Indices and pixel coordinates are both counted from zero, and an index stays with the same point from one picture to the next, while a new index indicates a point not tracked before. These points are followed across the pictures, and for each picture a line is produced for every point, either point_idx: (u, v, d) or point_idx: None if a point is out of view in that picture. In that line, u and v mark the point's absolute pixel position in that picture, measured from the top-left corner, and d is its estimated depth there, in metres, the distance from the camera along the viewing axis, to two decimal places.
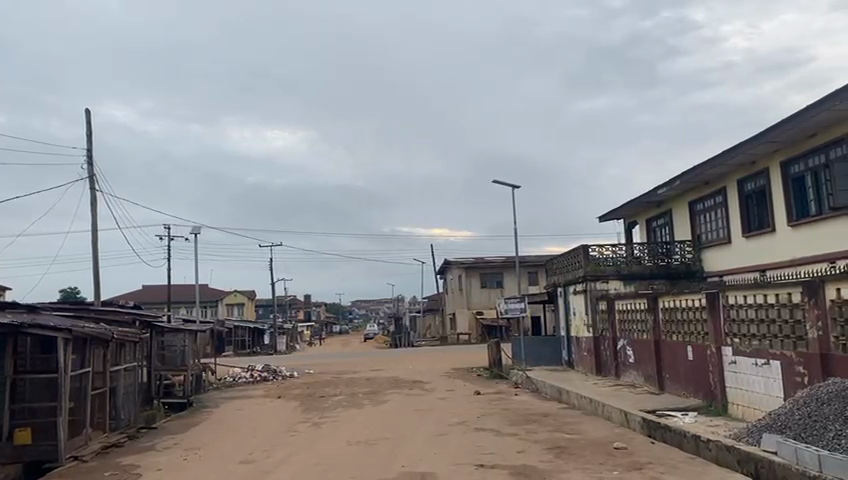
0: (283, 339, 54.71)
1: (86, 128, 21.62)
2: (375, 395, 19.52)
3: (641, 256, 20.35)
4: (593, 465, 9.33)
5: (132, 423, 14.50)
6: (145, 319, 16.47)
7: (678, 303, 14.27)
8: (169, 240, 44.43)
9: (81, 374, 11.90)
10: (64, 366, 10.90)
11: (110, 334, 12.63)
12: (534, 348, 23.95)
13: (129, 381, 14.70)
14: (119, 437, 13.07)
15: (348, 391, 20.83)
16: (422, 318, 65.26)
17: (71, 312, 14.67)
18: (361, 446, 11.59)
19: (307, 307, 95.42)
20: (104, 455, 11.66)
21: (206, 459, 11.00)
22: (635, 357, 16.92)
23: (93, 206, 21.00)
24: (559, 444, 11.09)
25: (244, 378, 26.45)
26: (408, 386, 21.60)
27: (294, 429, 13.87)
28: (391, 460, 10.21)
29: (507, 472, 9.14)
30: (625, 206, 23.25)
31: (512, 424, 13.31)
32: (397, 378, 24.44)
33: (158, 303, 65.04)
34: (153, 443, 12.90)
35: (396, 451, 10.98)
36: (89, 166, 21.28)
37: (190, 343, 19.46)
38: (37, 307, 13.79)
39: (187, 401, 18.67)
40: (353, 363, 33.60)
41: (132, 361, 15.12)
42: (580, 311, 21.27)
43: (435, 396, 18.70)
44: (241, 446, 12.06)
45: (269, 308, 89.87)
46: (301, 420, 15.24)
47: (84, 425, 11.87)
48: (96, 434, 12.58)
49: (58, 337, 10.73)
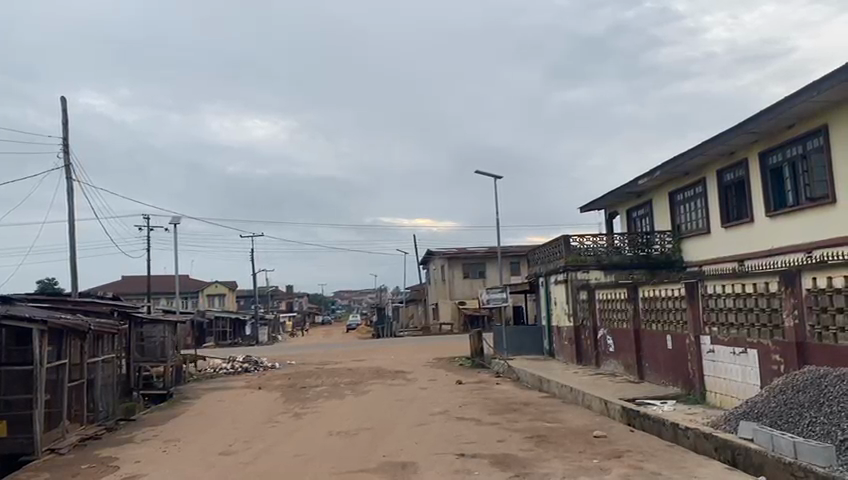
0: (265, 330, 54.47)
1: (63, 117, 21.24)
2: (357, 385, 19.49)
3: (622, 246, 20.49)
4: (573, 453, 9.39)
5: (111, 415, 14.38)
6: (123, 310, 16.22)
7: (657, 292, 14.39)
8: (149, 230, 44.13)
9: (57, 366, 11.73)
10: (41, 358, 10.74)
11: (87, 325, 12.47)
12: (516, 338, 24.04)
13: (108, 373, 14.56)
14: (97, 430, 12.93)
15: (330, 382, 20.77)
16: (405, 308, 65.40)
17: (48, 304, 14.41)
18: (341, 436, 11.58)
19: (289, 298, 95.35)
20: (82, 448, 11.53)
21: (185, 451, 10.90)
22: (615, 346, 17.09)
23: (70, 196, 20.67)
24: (539, 432, 11.14)
25: (225, 369, 26.30)
26: (390, 376, 21.61)
27: (274, 420, 13.82)
28: (372, 451, 10.19)
29: (488, 461, 9.16)
30: (606, 196, 23.36)
31: (493, 414, 13.35)
32: (379, 368, 24.46)
33: (138, 294, 64.47)
34: (132, 435, 12.78)
35: (378, 441, 10.98)
36: (66, 155, 20.93)
37: (170, 334, 19.19)
38: (12, 299, 13.54)
39: (167, 393, 18.50)
40: (335, 354, 33.51)
41: (111, 352, 14.96)
42: (561, 301, 21.36)
43: (417, 385, 18.72)
44: (222, 438, 11.96)
45: (251, 298, 89.62)
46: (283, 411, 15.17)
47: (61, 417, 11.73)
48: (73, 427, 12.44)
49: (34, 328, 10.52)
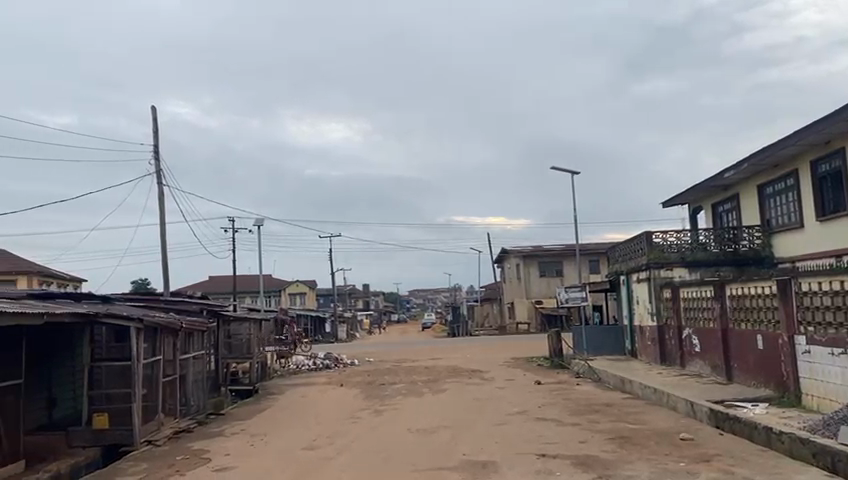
0: (343, 328, 55.56)
1: (153, 126, 22.36)
2: (434, 384, 19.62)
3: (707, 242, 19.76)
4: (658, 456, 9.13)
5: (202, 410, 15.03)
6: (212, 308, 17.00)
7: (746, 290, 13.76)
8: (233, 232, 45.58)
9: (152, 362, 12.35)
10: (137, 354, 11.34)
11: (179, 323, 13.09)
12: (596, 338, 23.56)
13: (198, 369, 15.25)
14: (189, 423, 13.53)
15: (408, 380, 21.01)
16: (480, 307, 65.28)
17: (142, 302, 15.24)
18: (421, 434, 11.69)
19: (365, 297, 97.02)
20: (175, 440, 12.11)
21: (271, 445, 11.28)
22: (701, 346, 16.48)
23: (161, 200, 21.76)
24: (622, 434, 10.89)
25: (307, 366, 27.05)
26: (467, 375, 21.66)
27: (355, 416, 14.11)
28: (452, 449, 10.27)
29: (570, 462, 9.04)
30: (689, 190, 22.56)
31: (573, 414, 13.15)
32: (455, 367, 24.54)
33: (224, 293, 67.18)
34: (221, 428, 13.33)
35: (457, 439, 11.03)
36: (156, 162, 22.04)
37: (255, 332, 19.93)
38: (111, 298, 14.38)
39: (253, 389, 19.16)
40: (412, 352, 33.87)
41: (201, 349, 15.67)
42: (643, 300, 20.77)
43: (494, 385, 18.65)
44: (305, 433, 12.31)
45: (328, 297, 91.76)
46: (363, 407, 15.48)
47: (156, 411, 12.39)
48: (167, 420, 13.10)
49: (132, 326, 11.12)
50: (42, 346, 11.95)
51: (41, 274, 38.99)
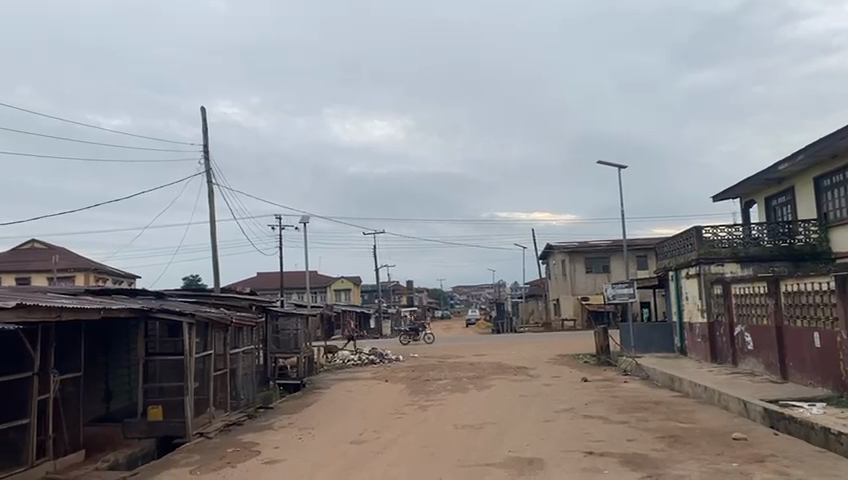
0: (388, 324, 55.92)
1: (203, 127, 22.89)
2: (479, 380, 19.61)
3: (760, 237, 19.20)
4: (709, 455, 8.94)
5: (251, 403, 15.34)
6: (260, 303, 17.33)
7: (802, 286, 13.32)
8: (279, 229, 45.37)
9: (203, 356, 12.65)
10: (189, 348, 11.63)
11: (229, 318, 13.39)
12: (644, 335, 23.16)
13: (248, 364, 15.55)
14: (239, 416, 13.84)
15: (453, 376, 21.05)
16: (525, 303, 64.83)
17: (193, 298, 15.64)
18: (467, 429, 11.70)
19: (409, 294, 97.42)
20: (227, 433, 12.39)
21: (319, 439, 11.46)
22: (754, 344, 16.04)
23: (210, 198, 22.26)
24: (672, 433, 10.67)
25: (353, 361, 27.35)
26: (512, 372, 21.57)
27: (401, 411, 14.22)
28: (499, 445, 10.25)
29: (617, 460, 8.94)
30: (741, 184, 21.95)
31: (621, 412, 12.96)
32: (501, 364, 24.46)
33: (271, 289, 68.38)
34: (271, 422, 13.60)
35: (503, 435, 11.01)
36: (206, 162, 22.55)
37: (303, 327, 20.25)
38: (164, 294, 14.78)
39: (301, 383, 19.47)
40: (457, 348, 33.89)
41: (250, 344, 15.99)
42: (693, 296, 20.30)
43: (540, 382, 18.51)
44: (351, 427, 12.45)
45: (373, 292, 92.47)
46: (408, 403, 15.60)
47: (208, 404, 12.70)
48: (218, 413, 13.41)
49: (184, 321, 11.41)
50: (100, 340, 12.37)
51: (97, 270, 40.41)
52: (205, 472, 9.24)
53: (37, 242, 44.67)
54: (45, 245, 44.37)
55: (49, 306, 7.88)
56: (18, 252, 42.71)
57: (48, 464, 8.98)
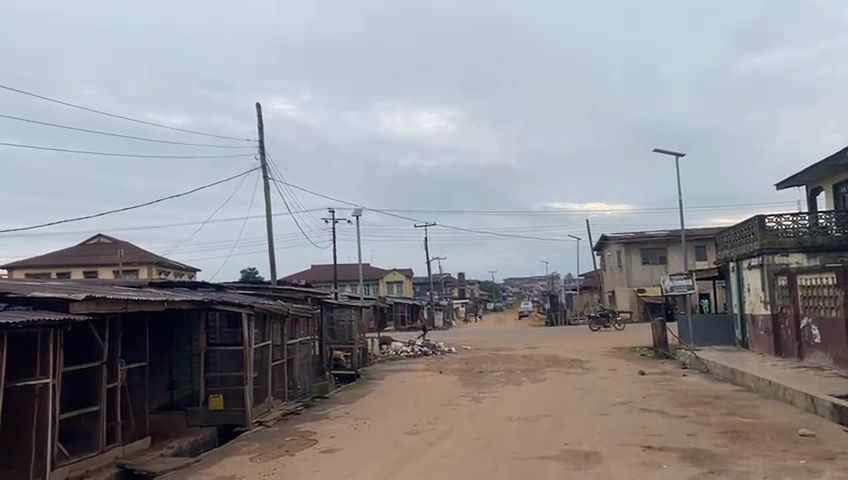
0: (441, 315, 56.01)
1: (258, 123, 23.34)
2: (533, 372, 19.47)
3: (828, 226, 18.53)
4: (774, 452, 8.65)
5: (308, 393, 15.64)
6: (315, 295, 17.64)
7: None
8: (334, 222, 44.81)
9: (261, 346, 12.97)
10: (248, 339, 11.96)
11: (286, 310, 13.66)
12: (703, 327, 22.56)
13: (304, 354, 15.88)
14: (296, 405, 14.14)
15: (506, 368, 20.97)
16: (579, 295, 64.01)
17: (252, 290, 16.05)
18: (521, 422, 11.65)
19: (461, 286, 97.42)
20: (285, 421, 12.68)
21: (375, 429, 11.60)
22: (821, 337, 15.44)
23: (266, 192, 22.72)
24: (734, 428, 10.39)
25: (406, 352, 27.56)
26: (567, 365, 21.33)
27: (455, 403, 14.26)
28: (554, 438, 10.16)
29: (677, 455, 8.74)
30: (806, 171, 21.10)
31: (680, 406, 12.68)
32: (555, 356, 24.23)
33: (324, 281, 69.47)
34: (327, 411, 13.86)
35: (558, 428, 10.91)
36: (262, 156, 23.02)
37: (357, 318, 20.54)
38: (223, 286, 15.19)
39: (355, 374, 19.73)
40: (510, 340, 33.74)
41: (306, 335, 16.30)
42: (755, 287, 19.64)
43: (596, 375, 18.25)
44: (407, 418, 12.57)
45: (424, 285, 92.83)
46: (462, 394, 15.63)
47: (266, 393, 13.02)
48: (276, 402, 13.73)
49: (243, 312, 11.71)
50: (163, 331, 12.80)
51: (158, 264, 41.72)
52: (265, 459, 9.48)
53: (102, 237, 46.34)
54: (111, 240, 46.03)
55: (117, 298, 8.21)
56: (85, 247, 44.46)
57: (117, 449, 9.39)
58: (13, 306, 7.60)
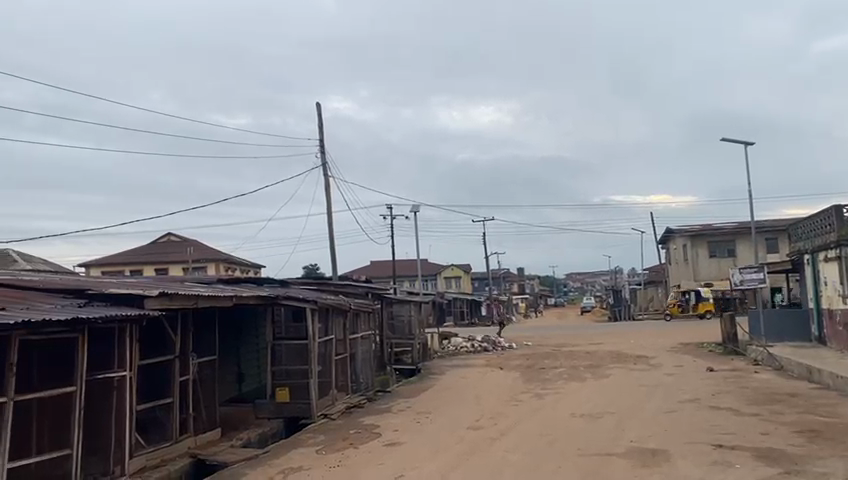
0: (501, 311, 55.69)
1: (319, 122, 23.71)
2: (597, 369, 19.15)
3: None
4: None
5: (370, 387, 15.84)
6: (376, 291, 17.84)
7: None
8: (392, 218, 44.95)
9: (325, 340, 13.21)
10: (313, 333, 12.20)
11: (348, 304, 13.89)
12: (776, 323, 21.69)
13: (366, 348, 16.09)
14: (360, 399, 14.35)
15: (569, 364, 20.69)
16: (643, 290, 62.58)
17: (314, 285, 16.37)
18: (585, 419, 11.47)
19: (520, 281, 96.67)
20: (349, 414, 12.88)
21: (438, 423, 11.64)
22: None
23: (327, 190, 23.08)
24: (811, 427, 9.95)
25: (466, 347, 27.55)
26: (632, 361, 20.89)
27: (517, 399, 14.17)
28: (620, 435, 9.97)
29: (750, 455, 8.43)
30: None
31: (753, 404, 12.22)
32: (619, 352, 23.76)
33: (384, 277, 70.15)
34: (390, 405, 14.00)
35: (624, 425, 10.69)
36: (322, 154, 23.39)
37: (417, 313, 20.65)
38: (287, 282, 15.54)
39: (416, 369, 19.85)
40: (572, 336, 33.27)
41: (368, 329, 16.51)
42: (833, 281, 18.73)
43: (662, 371, 17.82)
44: (469, 413, 12.56)
45: (484, 280, 92.55)
46: (524, 390, 15.51)
47: (330, 387, 13.24)
48: (340, 395, 13.95)
49: (307, 307, 11.96)
50: (232, 326, 13.17)
51: (225, 260, 43.05)
52: (331, 452, 9.66)
53: (172, 235, 48.03)
54: (180, 238, 47.70)
55: (188, 293, 8.51)
56: (157, 245, 46.27)
57: (189, 440, 9.73)
58: (92, 301, 7.92)
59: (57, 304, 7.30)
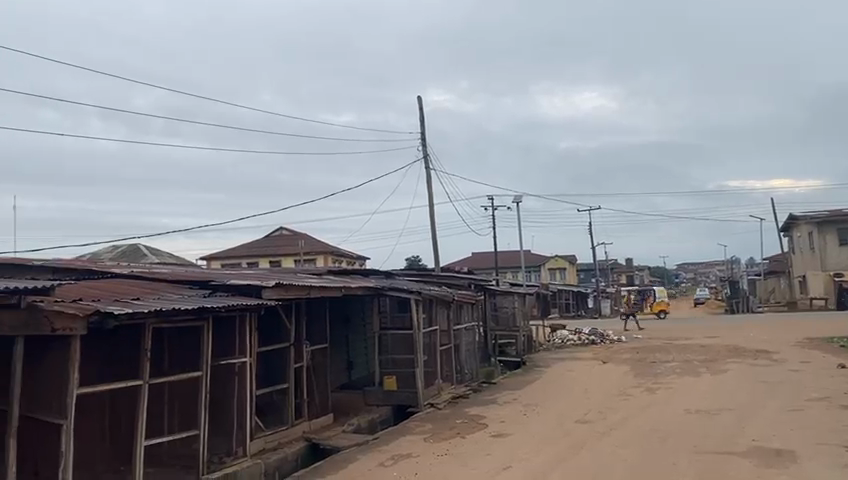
0: (607, 303, 54.13)
1: (419, 116, 23.93)
2: (713, 363, 18.24)
3: None
4: None
5: (475, 378, 15.90)
6: (479, 282, 17.87)
7: None
8: (495, 210, 44.72)
9: (430, 331, 13.39)
10: (417, 323, 12.41)
11: (451, 295, 14.00)
12: None
13: (470, 339, 16.18)
14: (465, 389, 14.45)
15: (682, 358, 19.81)
16: (763, 281, 58.81)
17: (418, 276, 16.63)
18: (701, 415, 10.99)
19: (628, 272, 93.53)
20: (455, 404, 13.00)
21: (545, 416, 11.52)
22: None
23: (428, 183, 23.31)
24: None
25: (572, 340, 27.03)
26: (751, 356, 19.74)
27: (627, 393, 13.77)
28: (739, 433, 9.47)
29: None
30: None
31: None
32: (737, 347, 22.50)
33: (487, 269, 70.05)
34: (495, 396, 13.99)
35: (743, 423, 10.14)
36: (423, 148, 23.63)
37: (521, 305, 20.49)
38: (392, 274, 15.87)
39: (521, 361, 19.69)
40: (684, 329, 31.84)
41: (472, 320, 16.60)
42: None
43: (786, 367, 16.70)
44: (576, 406, 12.34)
45: (589, 271, 90.32)
46: (634, 384, 15.04)
47: (436, 376, 13.41)
48: (446, 385, 14.11)
49: (412, 298, 12.16)
50: (341, 315, 13.61)
51: (333, 253, 44.56)
52: (438, 440, 9.80)
53: (283, 230, 50.16)
54: (291, 232, 49.75)
55: (302, 285, 8.88)
56: (270, 239, 48.51)
57: (304, 424, 10.16)
58: (216, 291, 8.40)
59: (186, 294, 7.80)
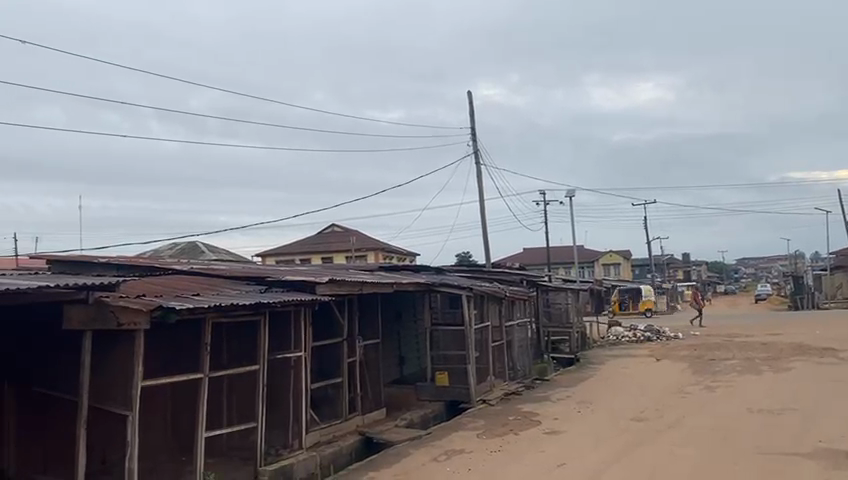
0: (664, 299, 52.86)
1: (470, 112, 23.86)
2: (776, 361, 17.59)
3: None
4: None
5: (527, 374, 15.78)
6: (531, 278, 17.71)
7: None
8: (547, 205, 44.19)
9: (481, 327, 13.35)
10: (469, 320, 12.41)
11: (503, 291, 13.93)
12: None
13: (523, 335, 16.07)
14: (517, 386, 14.36)
15: (743, 356, 19.19)
16: (829, 276, 56.38)
17: (469, 272, 16.60)
18: (763, 414, 10.63)
19: (685, 268, 91.12)
20: (507, 401, 12.94)
21: (599, 413, 11.34)
22: None
23: (479, 179, 23.21)
24: None
25: (627, 337, 26.50)
26: (817, 354, 18.95)
27: (685, 391, 13.43)
28: (805, 433, 9.12)
29: None
30: None
31: None
32: (802, 344, 21.62)
33: (539, 264, 69.33)
34: (548, 393, 13.85)
35: (809, 424, 9.75)
36: (474, 143, 23.54)
37: (574, 301, 20.20)
38: (443, 270, 15.89)
39: (574, 358, 19.42)
40: (745, 326, 30.80)
41: (523, 317, 16.47)
42: None
43: None
44: (632, 404, 12.12)
45: (644, 267, 88.40)
46: (692, 382, 14.66)
47: (488, 373, 13.37)
48: (498, 381, 14.05)
49: (463, 294, 12.16)
50: (393, 311, 13.70)
51: (384, 249, 44.85)
52: (491, 437, 9.77)
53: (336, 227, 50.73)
54: (344, 229, 50.29)
55: (355, 281, 8.99)
56: (322, 236, 49.14)
57: (357, 419, 10.29)
58: (271, 287, 8.57)
59: (243, 290, 7.99)
